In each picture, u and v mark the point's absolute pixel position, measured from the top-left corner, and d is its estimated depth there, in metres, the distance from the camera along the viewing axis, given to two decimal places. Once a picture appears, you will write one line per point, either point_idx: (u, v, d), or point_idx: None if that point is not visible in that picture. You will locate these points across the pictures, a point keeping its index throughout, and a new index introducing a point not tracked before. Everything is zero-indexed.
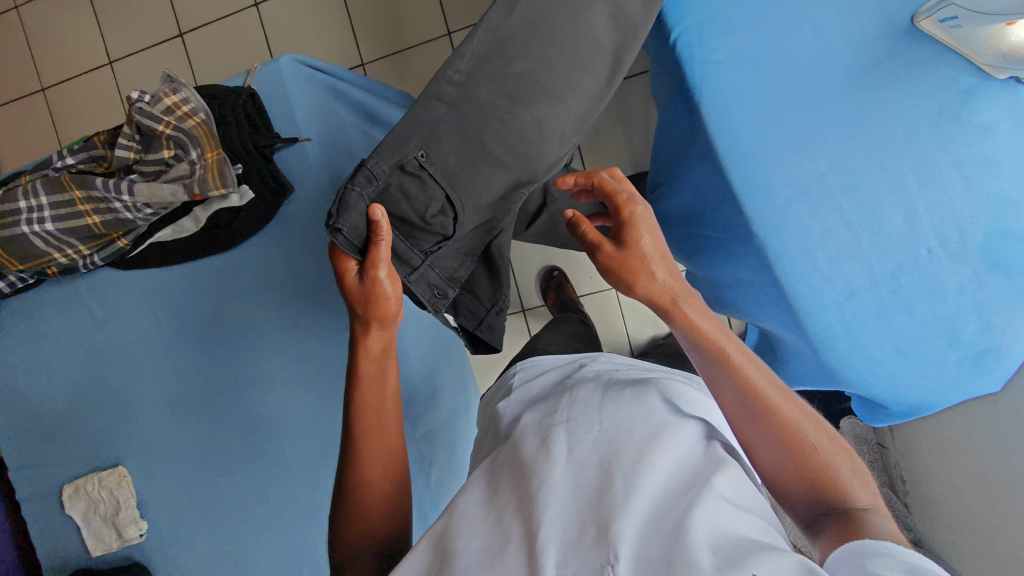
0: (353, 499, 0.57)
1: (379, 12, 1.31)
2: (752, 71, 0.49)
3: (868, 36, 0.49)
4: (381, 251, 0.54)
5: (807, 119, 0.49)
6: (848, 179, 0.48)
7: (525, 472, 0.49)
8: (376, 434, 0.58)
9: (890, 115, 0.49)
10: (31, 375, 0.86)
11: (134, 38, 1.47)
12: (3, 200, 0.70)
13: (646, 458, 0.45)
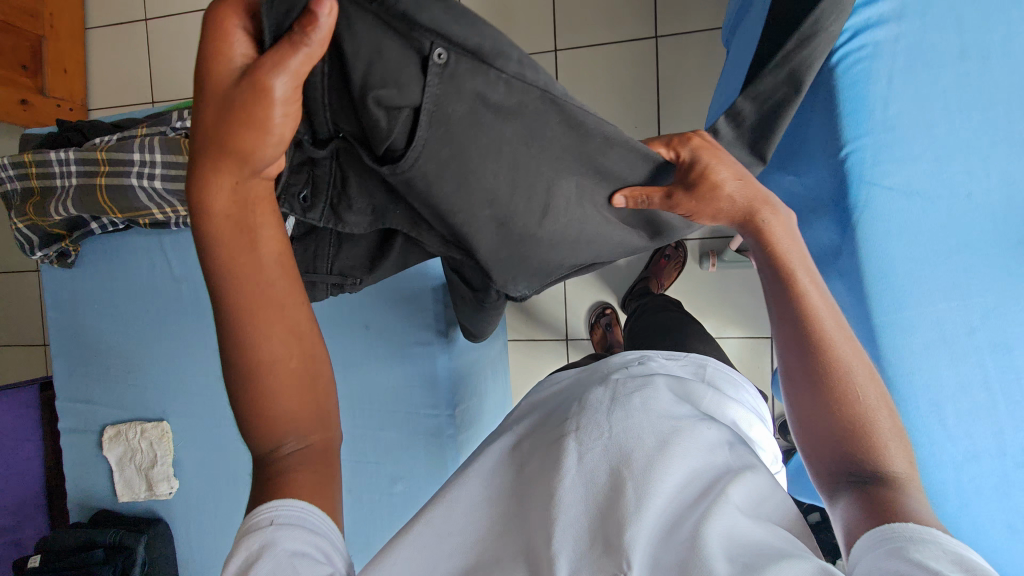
0: (261, 396, 0.36)
1: None
2: (925, 207, 0.46)
3: None
4: (298, 60, 0.31)
5: (967, 267, 0.46)
6: (997, 336, 0.46)
7: (538, 480, 0.44)
8: (268, 303, 0.36)
9: None
10: (99, 313, 0.87)
11: None
12: (118, 149, 0.71)
13: (655, 462, 0.40)
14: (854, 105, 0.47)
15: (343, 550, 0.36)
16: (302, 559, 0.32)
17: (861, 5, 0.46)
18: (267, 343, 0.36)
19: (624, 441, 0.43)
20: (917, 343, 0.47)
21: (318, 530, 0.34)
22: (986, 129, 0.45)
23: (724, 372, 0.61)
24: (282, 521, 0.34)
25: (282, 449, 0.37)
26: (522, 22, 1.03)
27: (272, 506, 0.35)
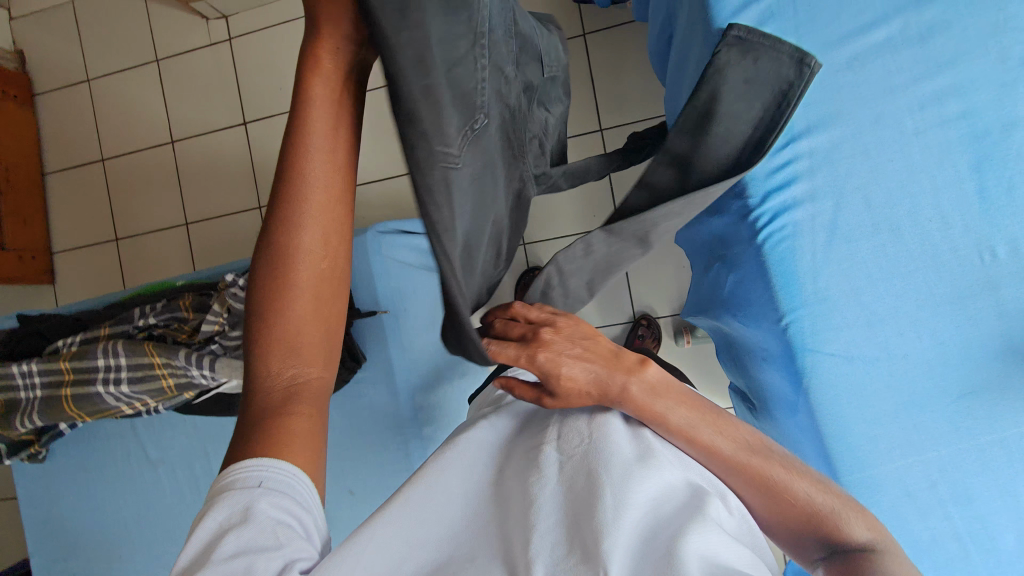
0: (281, 290, 0.37)
1: None
2: (867, 370, 0.48)
3: (982, 349, 0.46)
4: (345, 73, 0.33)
5: (918, 422, 0.48)
6: (958, 488, 0.47)
7: (510, 489, 0.40)
8: (324, 187, 0.36)
9: (1006, 426, 0.46)
10: (73, 506, 0.85)
11: (197, 118, 1.54)
12: (81, 357, 0.71)
13: (638, 471, 0.37)
14: (784, 276, 0.49)
15: (319, 523, 0.37)
16: (284, 529, 0.34)
17: (773, 191, 0.49)
18: (312, 229, 0.37)
19: (608, 441, 0.39)
20: (885, 503, 0.48)
21: (302, 504, 0.36)
22: (909, 289, 0.47)
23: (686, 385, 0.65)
24: (272, 485, 0.35)
25: (280, 373, 0.38)
26: None
27: (265, 468, 0.35)
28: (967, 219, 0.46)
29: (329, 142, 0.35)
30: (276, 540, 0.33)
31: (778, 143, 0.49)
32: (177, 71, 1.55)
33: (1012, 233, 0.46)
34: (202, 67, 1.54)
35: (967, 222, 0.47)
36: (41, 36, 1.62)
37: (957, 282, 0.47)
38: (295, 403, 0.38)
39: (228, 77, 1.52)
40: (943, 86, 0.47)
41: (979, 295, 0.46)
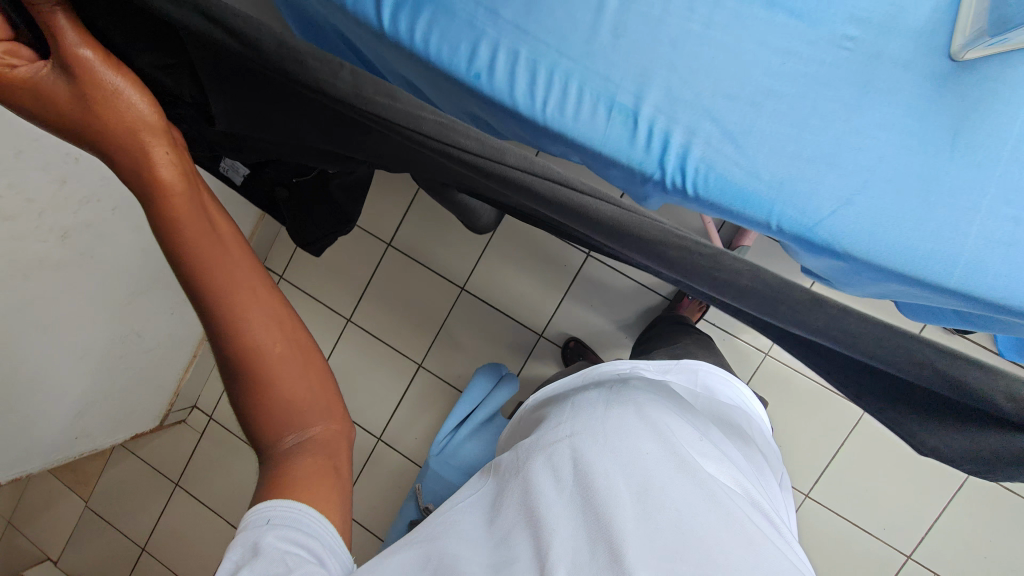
0: (265, 383, 0.57)
1: (410, 326, 1.50)
2: (869, 197, 0.50)
3: (919, 106, 0.50)
4: (153, 120, 0.52)
5: (950, 194, 0.49)
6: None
7: (539, 492, 0.66)
8: (239, 274, 0.56)
9: (994, 145, 0.50)
10: None
11: (240, 492, 1.60)
12: None
13: (643, 489, 0.63)
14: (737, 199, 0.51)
15: (330, 544, 0.52)
16: (290, 557, 0.49)
17: (663, 155, 0.52)
18: (252, 330, 0.56)
19: (617, 459, 0.67)
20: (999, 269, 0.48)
21: (308, 533, 0.51)
22: (837, 123, 0.51)
23: (711, 370, 0.98)
24: (279, 521, 0.51)
25: (287, 439, 0.58)
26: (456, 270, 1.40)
27: (271, 509, 0.52)
28: (808, 38, 0.50)
29: (217, 252, 0.55)
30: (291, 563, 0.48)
31: (630, 126, 0.53)
32: (199, 476, 1.63)
33: (847, 11, 0.51)
34: (210, 453, 1.63)
35: (804, 35, 0.51)
36: (84, 555, 1.69)
37: (872, 87, 0.50)
38: (313, 451, 0.58)
39: (234, 441, 1.62)
40: None
41: (893, 79, 0.50)
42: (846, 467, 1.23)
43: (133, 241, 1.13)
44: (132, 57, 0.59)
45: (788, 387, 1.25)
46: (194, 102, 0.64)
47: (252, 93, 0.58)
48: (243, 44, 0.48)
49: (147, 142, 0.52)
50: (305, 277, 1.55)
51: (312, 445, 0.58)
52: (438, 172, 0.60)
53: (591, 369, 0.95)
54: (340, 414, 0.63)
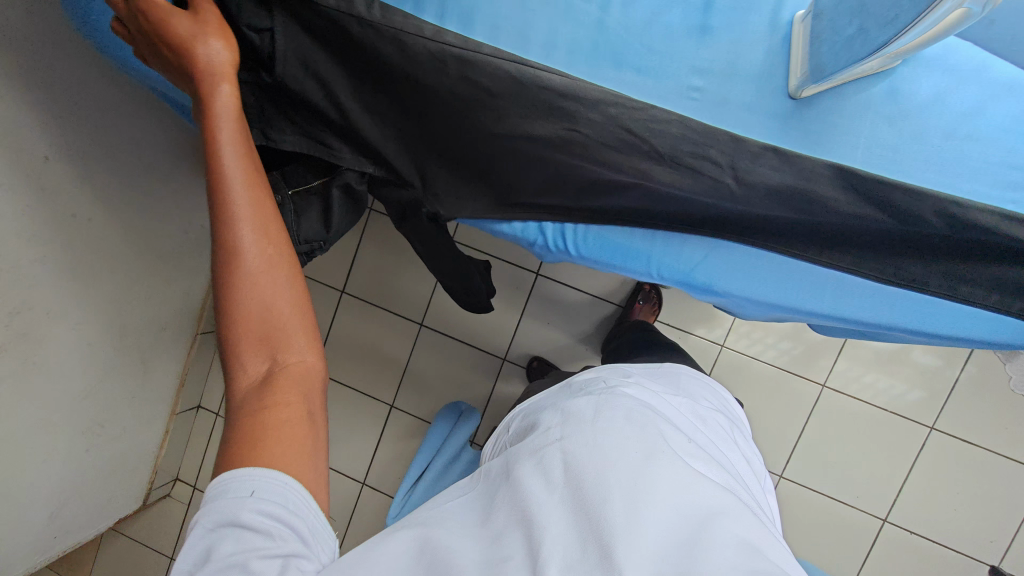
0: (241, 284, 0.54)
1: (376, 369, 1.51)
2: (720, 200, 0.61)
3: (763, 132, 0.60)
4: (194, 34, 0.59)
5: (792, 187, 0.60)
6: (875, 200, 0.59)
7: (530, 491, 0.66)
8: (253, 203, 0.58)
9: (836, 152, 0.60)
10: None
11: None
12: None
13: (636, 488, 0.63)
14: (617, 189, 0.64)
15: (312, 525, 0.48)
16: (275, 533, 0.45)
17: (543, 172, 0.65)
18: (241, 236, 0.56)
19: (609, 463, 0.67)
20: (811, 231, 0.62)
21: (293, 510, 0.47)
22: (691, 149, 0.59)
23: (693, 375, 1.04)
24: (261, 492, 0.47)
25: (254, 367, 0.54)
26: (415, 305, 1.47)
27: (252, 479, 0.47)
28: (660, 91, 0.59)
29: (240, 155, 0.59)
30: (277, 534, 0.45)
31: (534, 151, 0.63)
32: None
33: (690, 64, 0.59)
34: None
35: (657, 96, 0.59)
36: None
37: (721, 125, 0.60)
38: (280, 392, 0.52)
39: None
40: (563, 42, 0.60)
41: (737, 114, 0.60)
42: (815, 444, 1.27)
43: (79, 337, 1.12)
44: None
45: (746, 376, 1.28)
46: None
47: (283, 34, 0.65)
48: None
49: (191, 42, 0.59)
50: None
51: (287, 373, 0.54)
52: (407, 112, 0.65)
53: (572, 382, 0.97)
54: (320, 368, 0.57)
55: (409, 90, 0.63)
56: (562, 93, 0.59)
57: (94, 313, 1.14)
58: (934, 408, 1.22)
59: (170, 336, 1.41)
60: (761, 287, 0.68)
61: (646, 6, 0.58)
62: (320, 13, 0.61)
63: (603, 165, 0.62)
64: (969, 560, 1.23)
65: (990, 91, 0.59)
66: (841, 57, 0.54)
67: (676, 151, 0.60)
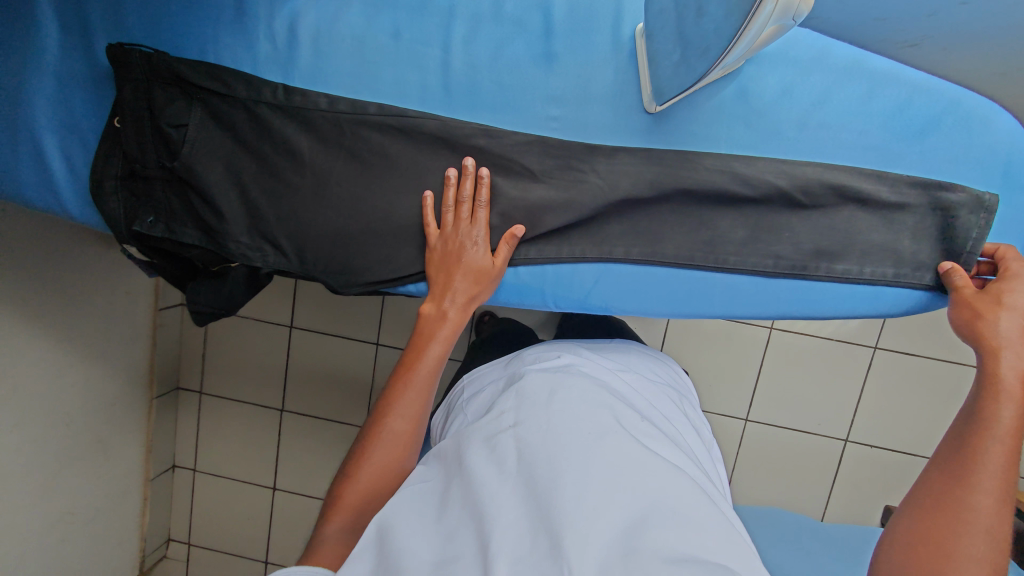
0: (372, 454, 0.72)
1: (341, 395, 1.50)
2: (597, 199, 0.70)
3: (617, 137, 0.69)
4: (476, 265, 0.70)
5: (652, 179, 0.69)
6: (726, 179, 0.69)
7: (478, 478, 0.65)
8: (417, 408, 0.74)
9: (691, 145, 0.69)
10: None
11: None
12: None
13: (586, 466, 0.62)
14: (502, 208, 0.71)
15: None
16: None
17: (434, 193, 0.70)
18: (398, 420, 0.73)
19: (557, 439, 0.66)
20: (674, 226, 0.72)
21: None
22: (550, 162, 0.70)
23: (637, 344, 1.08)
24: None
25: (346, 518, 0.70)
26: (363, 325, 1.46)
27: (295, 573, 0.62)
28: (520, 121, 0.69)
29: (434, 369, 0.75)
30: None
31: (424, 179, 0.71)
32: None
33: (545, 94, 0.68)
34: None
35: (525, 126, 0.69)
36: None
37: (582, 135, 0.69)
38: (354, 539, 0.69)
39: (220, 557, 1.60)
40: (430, 85, 0.68)
41: (593, 123, 0.69)
42: (772, 383, 1.32)
43: (20, 440, 1.09)
44: (118, 82, 0.68)
45: (695, 333, 1.31)
46: (116, 130, 0.69)
47: (195, 121, 0.69)
48: (219, 83, 0.68)
49: (454, 255, 0.70)
50: (223, 384, 1.53)
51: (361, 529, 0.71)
52: (316, 179, 0.71)
53: (518, 353, 0.95)
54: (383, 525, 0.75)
55: (325, 163, 0.70)
56: (437, 136, 0.69)
57: (30, 409, 1.10)
58: (875, 329, 1.28)
59: (123, 409, 1.37)
60: (655, 302, 0.74)
61: (495, 47, 0.68)
62: (241, 106, 0.68)
63: (495, 191, 0.70)
64: (927, 459, 1.32)
65: (815, 78, 0.68)
66: (671, 76, 0.62)
67: (545, 172, 0.70)
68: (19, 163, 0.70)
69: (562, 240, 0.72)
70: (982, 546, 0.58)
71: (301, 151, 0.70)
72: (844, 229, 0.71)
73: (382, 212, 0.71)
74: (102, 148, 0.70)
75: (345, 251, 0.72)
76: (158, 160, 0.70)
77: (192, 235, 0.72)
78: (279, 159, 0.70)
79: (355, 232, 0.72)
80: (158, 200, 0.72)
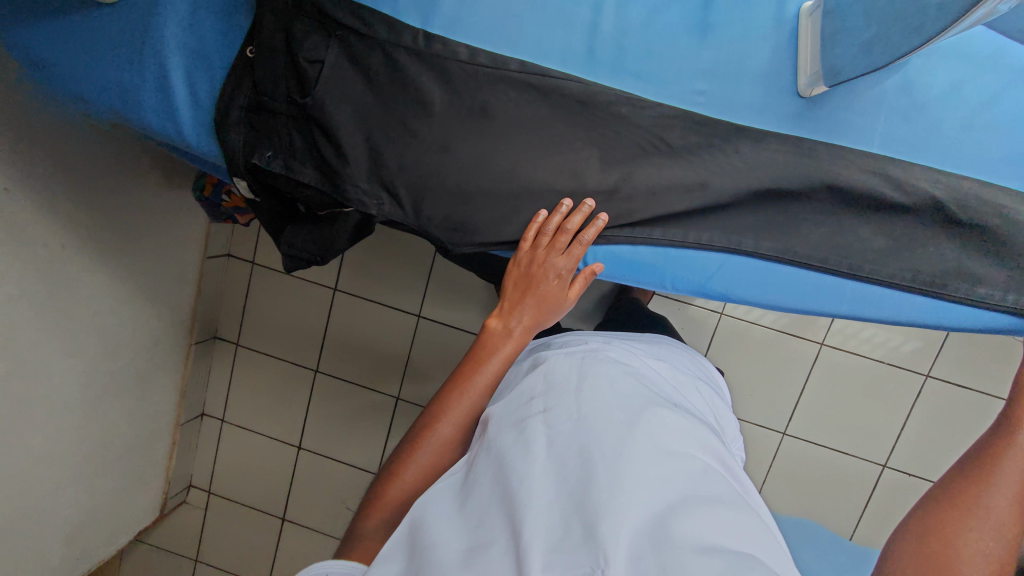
0: (415, 458, 0.70)
1: (377, 362, 1.50)
2: (736, 178, 0.68)
3: (759, 117, 0.69)
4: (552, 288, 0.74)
5: (792, 164, 0.68)
6: (868, 171, 0.67)
7: (507, 462, 0.62)
8: (467, 418, 0.72)
9: (838, 133, 0.69)
10: None
11: (259, 554, 1.60)
12: None
13: (621, 452, 0.59)
14: (631, 178, 0.69)
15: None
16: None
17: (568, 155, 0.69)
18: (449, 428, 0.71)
19: (590, 425, 0.63)
20: (807, 218, 0.70)
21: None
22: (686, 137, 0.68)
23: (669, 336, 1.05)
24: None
25: (381, 517, 0.68)
26: (408, 295, 1.45)
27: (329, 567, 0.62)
28: (665, 89, 0.68)
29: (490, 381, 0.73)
30: None
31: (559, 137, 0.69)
32: (214, 549, 1.63)
33: (693, 67, 0.68)
34: (217, 526, 1.63)
35: (668, 95, 0.68)
36: None
37: (725, 110, 0.69)
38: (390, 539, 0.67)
39: (237, 509, 1.61)
40: (583, 42, 0.68)
41: (737, 99, 0.68)
42: (814, 400, 1.30)
43: (70, 367, 1.09)
44: (262, 12, 0.68)
45: (744, 340, 1.30)
46: (249, 60, 0.69)
47: (328, 59, 0.68)
48: (361, 23, 0.67)
49: (532, 278, 0.73)
50: (260, 339, 1.53)
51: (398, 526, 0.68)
52: (442, 129, 0.68)
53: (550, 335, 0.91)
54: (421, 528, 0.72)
55: (452, 114, 0.68)
56: (576, 98, 0.68)
57: (84, 338, 1.11)
58: (929, 357, 1.26)
59: (164, 351, 1.38)
60: (774, 296, 0.72)
61: (648, 12, 0.67)
62: (378, 49, 0.67)
63: (630, 160, 0.69)
64: None
65: (981, 84, 0.67)
66: (852, 57, 0.62)
67: (676, 149, 0.69)
68: (141, 95, 0.69)
69: (687, 222, 0.70)
70: (993, 544, 0.64)
71: (431, 100, 0.68)
72: (990, 250, 0.68)
73: (507, 168, 0.69)
74: (234, 76, 0.70)
75: (459, 208, 0.70)
76: (283, 94, 0.69)
77: (309, 174, 0.71)
78: (405, 107, 0.68)
79: (475, 189, 0.69)
80: (279, 136, 0.71)
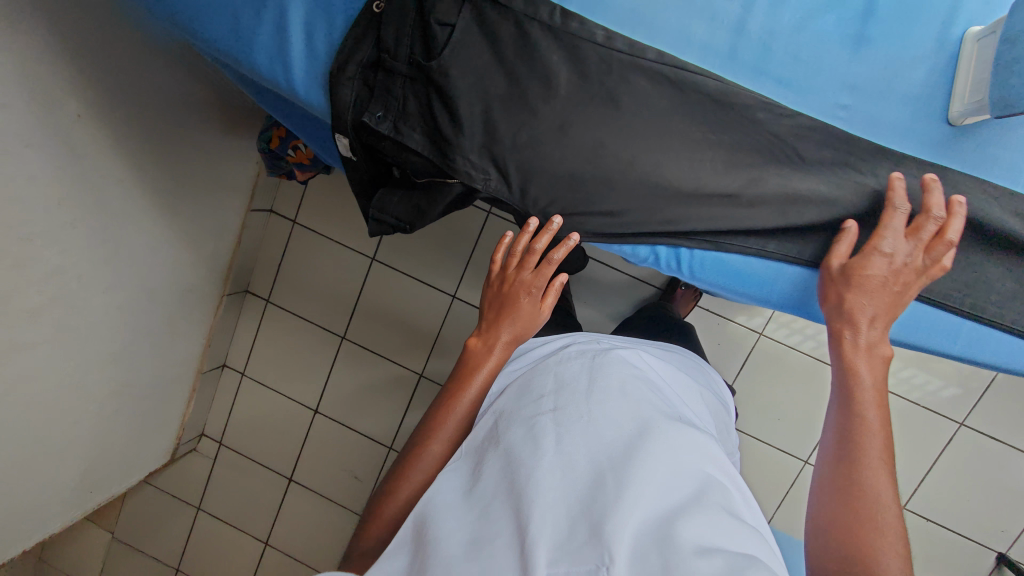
0: (409, 474, 0.70)
1: (405, 337, 1.49)
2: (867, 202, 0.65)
3: (899, 141, 0.65)
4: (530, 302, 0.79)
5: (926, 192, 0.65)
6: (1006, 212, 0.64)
7: (516, 457, 0.62)
8: (457, 432, 0.73)
9: (983, 168, 0.66)
10: None
11: (260, 510, 1.61)
12: None
13: (630, 456, 0.59)
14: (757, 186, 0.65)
15: None
16: None
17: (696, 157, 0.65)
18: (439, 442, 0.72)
19: (601, 428, 0.63)
20: None
21: None
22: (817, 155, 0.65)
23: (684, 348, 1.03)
24: None
25: (382, 532, 0.68)
26: (446, 275, 1.44)
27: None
28: (807, 99, 0.64)
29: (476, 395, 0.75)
30: None
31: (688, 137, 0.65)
32: (217, 499, 1.64)
33: (841, 79, 0.64)
34: (223, 477, 1.63)
35: (809, 105, 0.64)
36: None
37: (865, 128, 0.65)
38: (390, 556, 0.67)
39: (245, 463, 1.62)
40: (730, 38, 0.64)
41: (881, 118, 0.65)
42: None
43: (109, 302, 1.09)
44: None
45: (780, 364, 1.28)
46: (374, 15, 0.66)
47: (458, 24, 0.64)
48: None
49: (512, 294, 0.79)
50: (292, 299, 1.53)
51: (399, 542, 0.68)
52: (569, 114, 0.64)
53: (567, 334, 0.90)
54: None
55: (582, 100, 0.64)
56: (712, 97, 0.64)
57: (126, 276, 1.11)
58: (966, 406, 1.24)
59: (197, 298, 1.38)
60: None
61: (801, 15, 0.63)
62: (513, 23, 0.64)
63: (763, 168, 0.65)
64: (978, 547, 1.28)
65: None
66: None
67: (804, 165, 0.65)
68: (255, 41, 0.67)
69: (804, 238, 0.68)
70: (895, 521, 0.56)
71: (560, 82, 0.64)
72: None
73: (633, 161, 0.65)
74: (356, 29, 0.66)
75: (571, 198, 0.67)
76: (404, 54, 0.65)
77: (418, 141, 0.68)
78: (531, 87, 0.64)
79: (591, 177, 0.66)
80: (393, 95, 0.67)
